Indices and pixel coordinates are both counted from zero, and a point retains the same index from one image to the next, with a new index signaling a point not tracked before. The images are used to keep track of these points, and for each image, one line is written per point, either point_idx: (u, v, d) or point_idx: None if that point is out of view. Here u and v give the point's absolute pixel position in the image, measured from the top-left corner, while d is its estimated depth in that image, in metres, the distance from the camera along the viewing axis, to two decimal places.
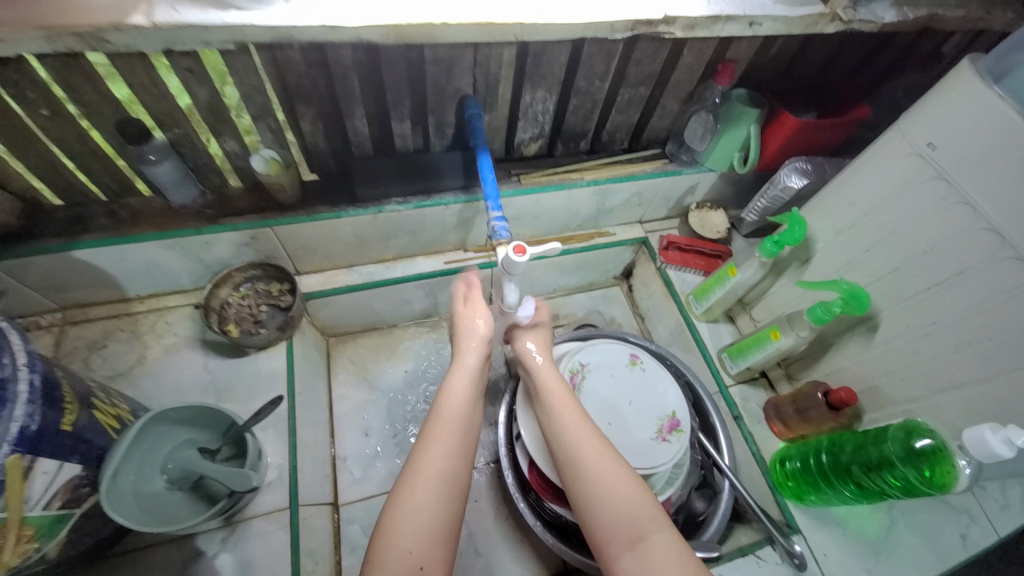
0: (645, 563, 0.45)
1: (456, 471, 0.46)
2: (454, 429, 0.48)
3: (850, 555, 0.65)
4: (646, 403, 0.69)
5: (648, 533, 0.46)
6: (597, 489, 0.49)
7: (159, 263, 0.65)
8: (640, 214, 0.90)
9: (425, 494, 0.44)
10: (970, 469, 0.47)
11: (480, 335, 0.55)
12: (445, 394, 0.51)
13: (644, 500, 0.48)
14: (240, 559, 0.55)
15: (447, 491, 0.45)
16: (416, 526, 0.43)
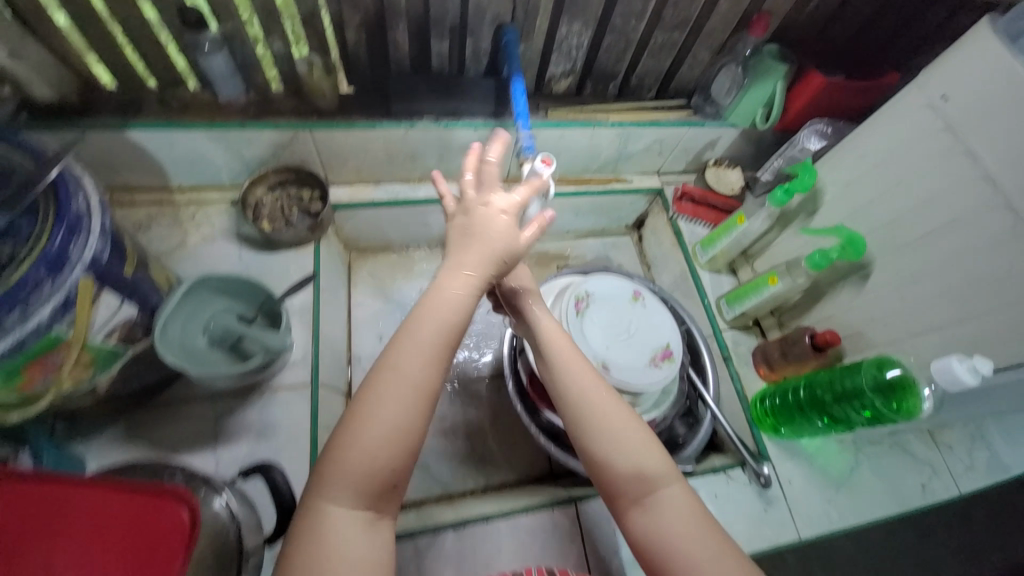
0: (651, 514, 0.46)
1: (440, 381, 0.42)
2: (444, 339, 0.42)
3: (814, 484, 0.71)
4: (643, 334, 0.74)
5: (661, 488, 0.46)
6: (609, 436, 0.48)
7: (203, 155, 0.70)
8: (659, 164, 0.92)
9: (396, 398, 0.39)
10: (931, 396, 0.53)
11: (478, 247, 0.45)
12: (430, 302, 0.43)
13: (661, 459, 0.47)
14: (265, 421, 0.62)
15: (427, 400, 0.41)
16: (386, 430, 0.39)
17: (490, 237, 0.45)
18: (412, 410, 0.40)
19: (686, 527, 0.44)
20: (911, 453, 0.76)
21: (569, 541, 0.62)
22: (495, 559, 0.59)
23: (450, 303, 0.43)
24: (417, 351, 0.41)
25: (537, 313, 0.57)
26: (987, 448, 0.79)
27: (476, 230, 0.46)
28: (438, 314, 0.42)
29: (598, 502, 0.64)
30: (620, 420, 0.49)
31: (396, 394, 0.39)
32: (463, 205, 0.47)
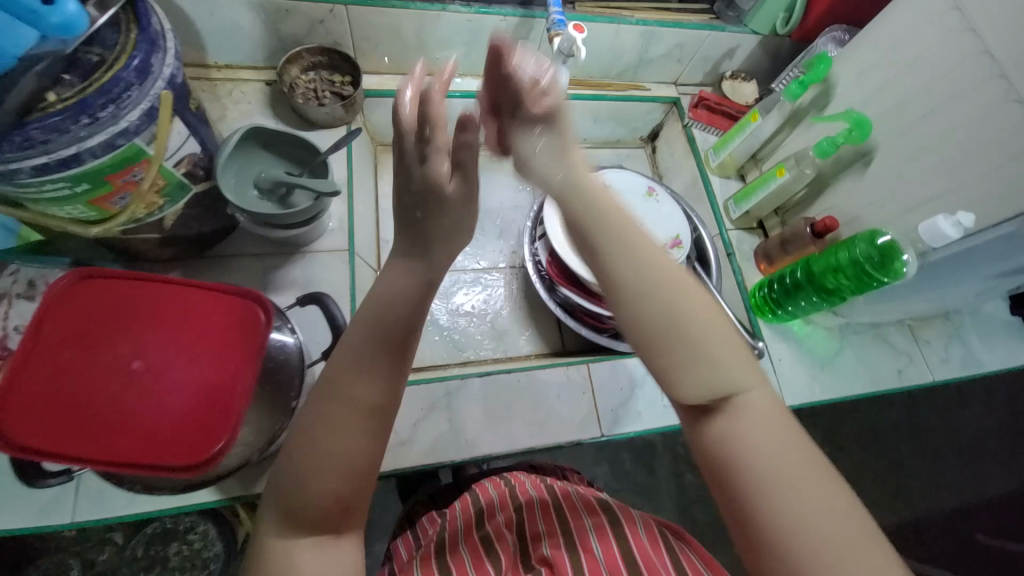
0: (729, 425, 0.35)
1: (382, 393, 0.37)
2: (383, 343, 0.38)
3: (801, 363, 0.79)
4: (655, 224, 0.80)
5: (739, 391, 0.35)
6: (675, 334, 0.34)
7: (242, 27, 0.72)
8: (677, 73, 0.95)
9: (330, 417, 0.36)
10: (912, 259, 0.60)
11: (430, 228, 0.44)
12: (365, 308, 0.39)
13: (733, 350, 0.35)
14: (308, 277, 0.67)
15: (368, 416, 0.36)
16: (325, 455, 0.35)
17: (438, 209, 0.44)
18: (349, 427, 0.36)
19: (768, 446, 0.34)
20: (890, 342, 0.83)
21: (582, 393, 0.69)
22: (516, 403, 0.67)
23: (388, 309, 0.39)
24: (340, 370, 0.37)
25: (547, 167, 0.42)
26: (961, 343, 0.87)
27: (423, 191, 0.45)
28: (370, 321, 0.38)
29: (608, 366, 0.72)
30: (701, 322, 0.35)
31: (336, 415, 0.36)
32: (399, 183, 0.46)
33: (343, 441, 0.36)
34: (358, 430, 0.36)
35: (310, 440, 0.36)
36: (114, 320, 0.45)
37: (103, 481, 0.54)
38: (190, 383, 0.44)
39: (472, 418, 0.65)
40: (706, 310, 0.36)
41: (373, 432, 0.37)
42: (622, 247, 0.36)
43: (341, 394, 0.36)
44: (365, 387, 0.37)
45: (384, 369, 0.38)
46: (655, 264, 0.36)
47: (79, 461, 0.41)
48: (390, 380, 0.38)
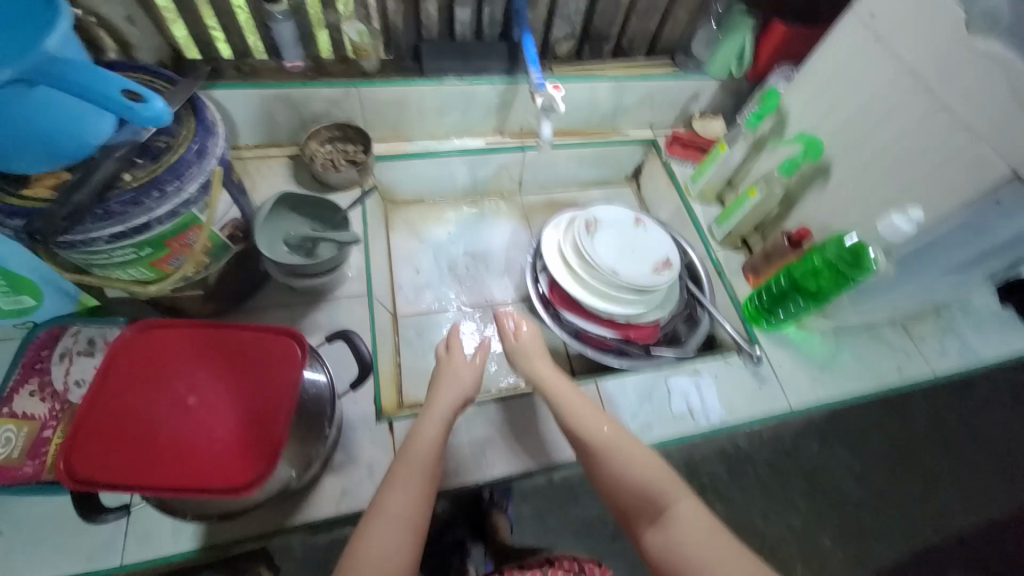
0: (662, 529, 0.54)
1: (416, 515, 0.55)
2: (417, 475, 0.57)
3: (802, 368, 0.82)
4: (646, 250, 0.87)
5: (667, 503, 0.56)
6: (616, 461, 0.60)
7: (271, 113, 0.84)
8: (651, 117, 1.05)
9: (384, 535, 0.52)
10: (877, 256, 0.67)
11: (445, 389, 0.66)
12: (407, 451, 0.60)
13: (661, 474, 0.58)
14: (332, 320, 0.74)
15: (409, 531, 0.53)
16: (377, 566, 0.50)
17: (451, 377, 0.68)
18: (398, 540, 0.52)
19: (698, 538, 0.53)
20: (885, 341, 0.87)
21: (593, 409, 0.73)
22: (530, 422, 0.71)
23: (422, 448, 0.60)
24: (395, 486, 0.56)
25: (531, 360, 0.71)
26: (956, 337, 0.90)
27: (450, 375, 0.68)
28: (410, 458, 0.58)
29: (616, 385, 0.76)
30: (620, 442, 0.61)
31: (386, 530, 0.53)
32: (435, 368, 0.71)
33: (399, 533, 0.53)
34: (412, 530, 0.54)
35: (374, 532, 0.53)
36: (170, 365, 0.51)
37: (152, 521, 0.58)
38: (235, 413, 0.50)
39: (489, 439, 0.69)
40: (631, 447, 0.61)
41: (406, 542, 0.53)
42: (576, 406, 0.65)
43: (397, 506, 0.55)
44: (407, 510, 0.54)
45: (419, 494, 0.56)
46: (594, 418, 0.64)
47: (143, 489, 0.45)
48: (422, 503, 0.56)
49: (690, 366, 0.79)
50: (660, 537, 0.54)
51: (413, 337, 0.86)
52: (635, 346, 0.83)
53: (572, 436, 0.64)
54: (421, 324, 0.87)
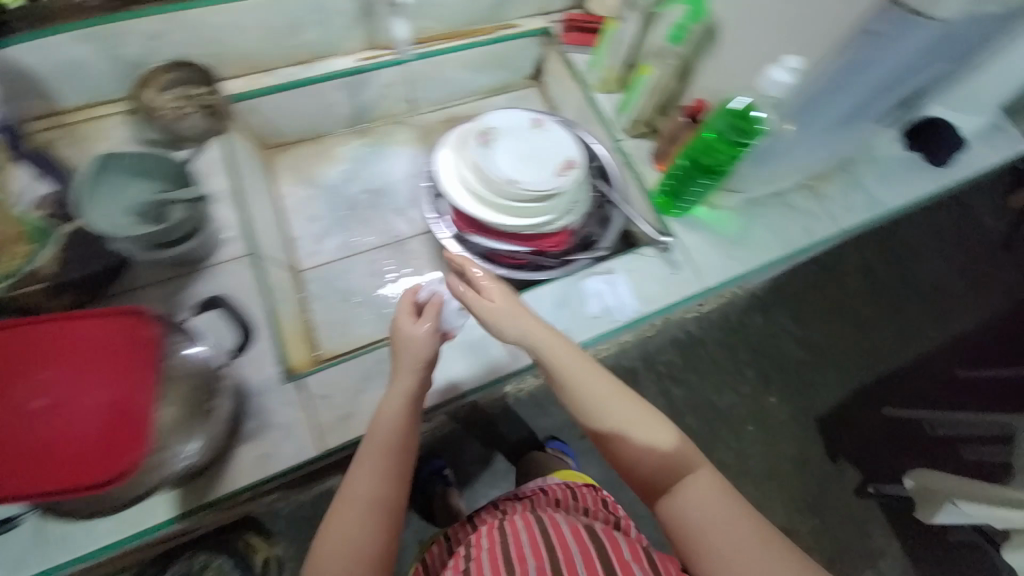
0: (676, 499, 0.58)
1: (383, 492, 0.58)
2: (381, 453, 0.59)
3: (714, 247, 0.82)
4: (548, 153, 0.81)
5: (684, 475, 0.59)
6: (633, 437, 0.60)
7: (85, 64, 0.71)
8: (541, 3, 0.94)
9: (358, 522, 0.56)
10: (765, 115, 0.64)
11: (403, 363, 0.61)
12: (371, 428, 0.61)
13: (675, 447, 0.60)
14: (216, 288, 0.68)
15: (370, 508, 0.57)
16: (357, 550, 0.54)
17: (407, 348, 0.61)
18: (372, 524, 0.56)
19: (709, 510, 0.57)
20: (793, 206, 0.87)
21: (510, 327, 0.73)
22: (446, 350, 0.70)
23: (379, 429, 0.60)
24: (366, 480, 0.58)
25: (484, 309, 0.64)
26: (860, 190, 0.92)
27: (404, 346, 0.62)
28: (371, 438, 0.60)
29: (532, 298, 0.75)
30: (632, 417, 0.61)
31: (359, 515, 0.56)
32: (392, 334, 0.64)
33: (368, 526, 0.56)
34: (379, 506, 0.58)
35: (345, 521, 0.56)
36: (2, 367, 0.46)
37: (65, 523, 0.56)
38: (91, 406, 0.46)
39: None
40: (646, 419, 0.61)
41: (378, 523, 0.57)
42: (582, 374, 0.62)
43: (361, 489, 0.58)
44: (371, 491, 0.57)
45: (387, 475, 0.59)
46: (604, 389, 0.62)
47: (6, 498, 0.43)
48: (385, 480, 0.59)
49: (603, 266, 0.78)
50: (671, 507, 0.58)
51: (319, 290, 0.81)
52: (547, 256, 0.81)
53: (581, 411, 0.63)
54: (326, 274, 0.82)
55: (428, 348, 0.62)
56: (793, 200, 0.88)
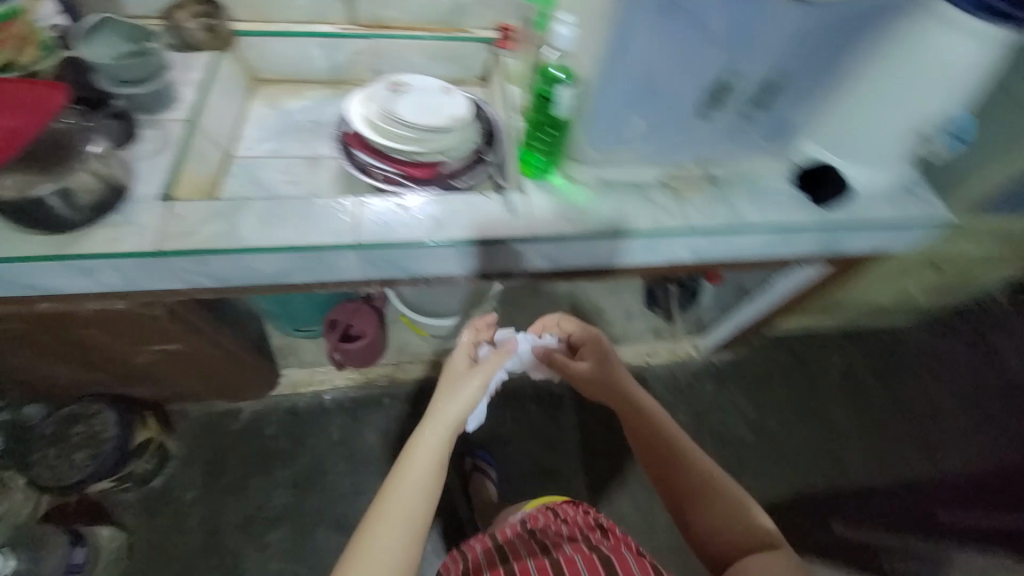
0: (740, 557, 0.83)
1: (428, 487, 0.85)
2: (435, 459, 0.89)
3: (557, 208, 0.90)
4: (442, 106, 0.96)
5: (745, 545, 0.85)
6: (710, 510, 0.90)
7: None
8: (494, 18, 1.17)
9: (409, 500, 0.82)
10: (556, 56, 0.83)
11: (454, 397, 0.98)
12: (424, 440, 0.91)
13: (744, 529, 0.87)
14: (153, 131, 0.91)
15: (422, 503, 0.82)
16: (405, 516, 0.79)
17: (457, 392, 0.99)
18: (417, 508, 0.81)
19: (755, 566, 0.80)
20: (651, 198, 0.93)
21: (346, 213, 0.83)
22: (286, 214, 0.83)
23: (431, 442, 0.91)
24: (413, 470, 0.86)
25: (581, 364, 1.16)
26: (726, 203, 0.95)
27: (456, 381, 1.04)
28: (430, 444, 0.90)
29: (374, 198, 0.85)
30: (714, 496, 0.91)
31: (410, 499, 0.82)
32: (452, 372, 1.06)
33: (412, 512, 0.80)
34: (423, 502, 0.83)
35: (395, 503, 0.81)
36: None
37: None
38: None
39: (247, 221, 0.81)
40: (723, 501, 0.91)
41: (423, 509, 0.82)
42: (692, 466, 0.95)
43: (417, 475, 0.85)
44: (421, 484, 0.84)
45: (434, 476, 0.87)
46: (699, 479, 0.94)
47: None
48: (434, 478, 0.86)
49: (451, 196, 0.88)
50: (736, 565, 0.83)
51: (238, 172, 1.01)
52: (412, 182, 0.92)
53: (688, 480, 0.94)
54: (249, 164, 1.02)
55: (473, 389, 1.00)
56: (653, 194, 0.93)
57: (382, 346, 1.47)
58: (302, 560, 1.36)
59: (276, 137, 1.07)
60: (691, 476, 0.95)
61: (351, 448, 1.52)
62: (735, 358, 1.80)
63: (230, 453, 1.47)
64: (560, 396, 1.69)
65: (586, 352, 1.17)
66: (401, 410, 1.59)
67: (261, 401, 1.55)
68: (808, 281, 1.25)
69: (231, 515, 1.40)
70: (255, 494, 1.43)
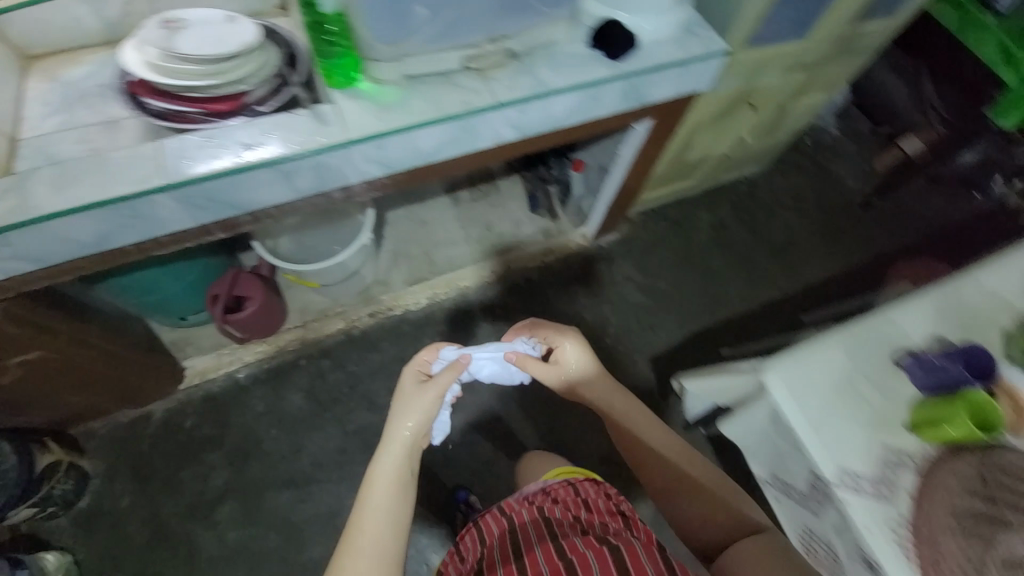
0: (751, 541, 0.82)
1: (386, 514, 0.83)
2: (391, 482, 0.87)
3: (367, 111, 0.93)
4: (225, 34, 0.92)
5: (747, 527, 0.85)
6: (709, 491, 0.90)
7: None
8: None
9: (369, 535, 0.80)
10: None
11: (404, 420, 0.94)
12: (379, 466, 0.89)
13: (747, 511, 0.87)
14: None
15: (377, 535, 0.80)
16: (368, 543, 0.79)
17: (409, 410, 0.95)
18: (378, 540, 0.80)
19: (762, 555, 0.79)
20: (457, 84, 0.98)
21: (147, 160, 0.83)
22: (82, 174, 0.81)
23: (390, 464, 0.89)
24: (371, 498, 0.84)
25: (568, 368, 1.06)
26: (529, 75, 1.02)
27: (408, 401, 0.98)
28: (388, 459, 0.90)
29: (174, 139, 0.85)
30: (709, 477, 0.92)
31: (371, 531, 0.80)
32: (407, 391, 1.00)
33: (377, 542, 0.80)
34: (386, 530, 0.81)
35: (355, 535, 0.80)
36: None
37: None
38: None
39: (39, 190, 0.79)
40: (721, 480, 0.91)
41: (390, 539, 0.81)
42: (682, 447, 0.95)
43: (376, 503, 0.84)
44: (378, 512, 0.83)
45: (395, 496, 0.86)
46: (692, 460, 0.94)
47: None
48: (393, 501, 0.85)
49: (258, 122, 0.88)
50: (733, 551, 0.82)
51: (31, 153, 0.96)
52: (215, 116, 0.91)
53: (687, 462, 0.93)
54: (40, 142, 0.96)
55: (427, 409, 0.96)
56: (459, 80, 0.99)
57: (278, 306, 1.48)
58: (258, 521, 1.42)
59: (66, 110, 1.01)
60: (690, 458, 0.94)
61: (278, 413, 1.53)
62: (623, 236, 1.94)
63: (152, 453, 1.45)
64: (470, 310, 1.75)
65: (571, 354, 1.05)
66: (319, 366, 1.60)
67: (171, 397, 1.51)
68: (644, 139, 1.39)
69: (174, 506, 1.41)
70: (191, 481, 1.44)
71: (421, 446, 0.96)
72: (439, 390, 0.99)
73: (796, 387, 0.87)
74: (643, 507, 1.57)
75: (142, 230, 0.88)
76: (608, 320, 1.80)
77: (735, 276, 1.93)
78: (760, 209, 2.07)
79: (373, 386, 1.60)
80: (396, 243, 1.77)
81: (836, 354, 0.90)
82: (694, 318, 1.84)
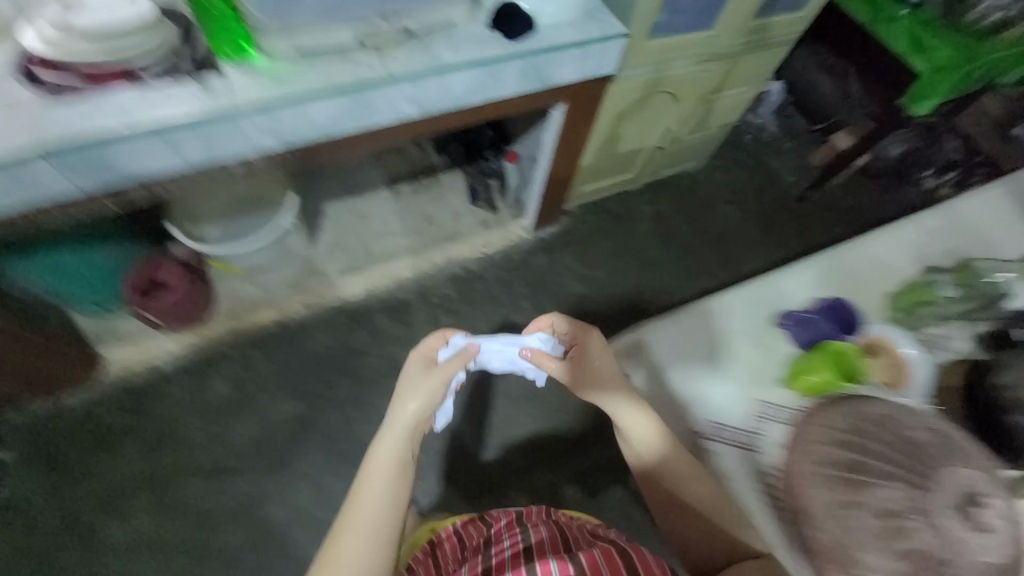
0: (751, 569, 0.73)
1: (381, 504, 0.78)
2: (386, 466, 0.82)
3: (257, 83, 0.95)
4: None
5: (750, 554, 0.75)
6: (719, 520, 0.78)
7: None
8: None
9: (364, 525, 0.76)
10: None
11: (406, 403, 0.88)
12: (379, 448, 0.84)
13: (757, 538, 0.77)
14: None
15: (373, 527, 0.76)
16: (361, 533, 0.75)
17: (414, 392, 0.89)
18: (373, 534, 0.76)
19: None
20: (352, 59, 1.01)
21: (21, 125, 0.86)
22: None
23: (389, 447, 0.84)
24: (370, 481, 0.80)
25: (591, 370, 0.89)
26: (425, 52, 1.05)
27: (411, 383, 0.91)
28: (391, 440, 0.85)
29: (49, 110, 0.87)
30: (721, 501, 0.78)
31: (367, 520, 0.77)
32: (413, 370, 0.93)
33: (370, 533, 0.76)
34: (384, 521, 0.77)
35: (353, 521, 0.76)
36: None
37: None
38: None
39: None
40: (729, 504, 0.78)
41: (387, 532, 0.77)
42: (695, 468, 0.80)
43: (371, 490, 0.79)
44: (374, 499, 0.78)
45: (392, 483, 0.81)
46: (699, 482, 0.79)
47: None
48: (390, 490, 0.80)
49: (142, 95, 0.91)
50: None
51: None
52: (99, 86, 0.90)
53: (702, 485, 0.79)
54: None
55: (432, 395, 0.89)
56: (353, 55, 1.01)
57: (204, 296, 1.49)
58: (173, 511, 1.39)
59: None
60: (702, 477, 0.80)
61: (201, 403, 1.51)
62: (563, 228, 1.97)
63: (65, 444, 1.42)
64: (406, 301, 1.75)
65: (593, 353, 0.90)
66: (248, 356, 1.58)
67: (89, 389, 1.47)
68: (562, 124, 1.45)
69: (85, 498, 1.37)
70: (104, 473, 1.40)
71: (425, 429, 0.91)
72: (443, 377, 0.91)
73: (674, 343, 0.89)
74: (574, 493, 1.56)
75: (18, 196, 0.90)
76: (546, 310, 1.81)
77: (672, 267, 1.96)
78: (699, 203, 2.11)
79: (303, 375, 1.58)
80: (334, 234, 1.77)
81: (717, 311, 0.93)
82: (630, 308, 1.86)
